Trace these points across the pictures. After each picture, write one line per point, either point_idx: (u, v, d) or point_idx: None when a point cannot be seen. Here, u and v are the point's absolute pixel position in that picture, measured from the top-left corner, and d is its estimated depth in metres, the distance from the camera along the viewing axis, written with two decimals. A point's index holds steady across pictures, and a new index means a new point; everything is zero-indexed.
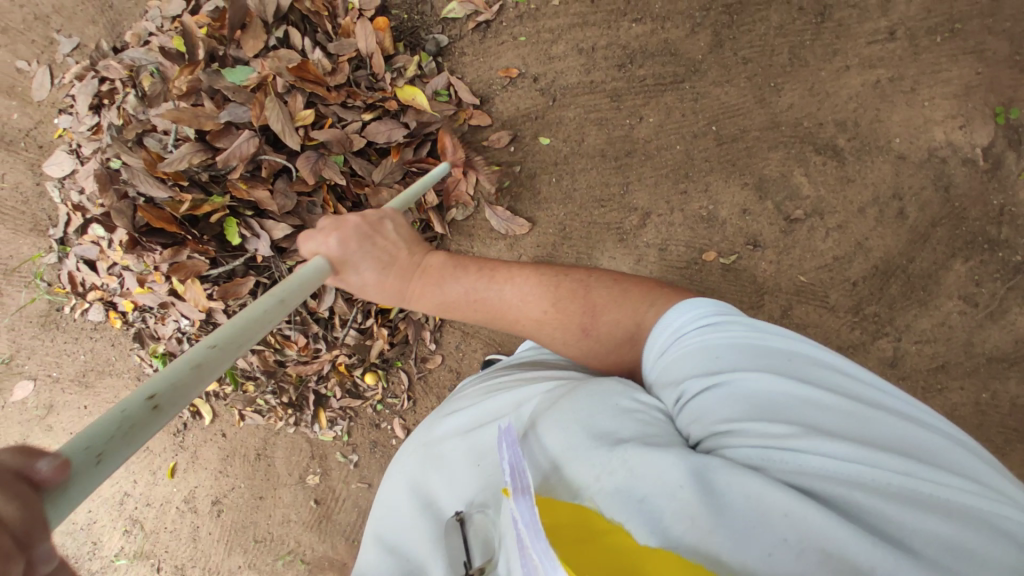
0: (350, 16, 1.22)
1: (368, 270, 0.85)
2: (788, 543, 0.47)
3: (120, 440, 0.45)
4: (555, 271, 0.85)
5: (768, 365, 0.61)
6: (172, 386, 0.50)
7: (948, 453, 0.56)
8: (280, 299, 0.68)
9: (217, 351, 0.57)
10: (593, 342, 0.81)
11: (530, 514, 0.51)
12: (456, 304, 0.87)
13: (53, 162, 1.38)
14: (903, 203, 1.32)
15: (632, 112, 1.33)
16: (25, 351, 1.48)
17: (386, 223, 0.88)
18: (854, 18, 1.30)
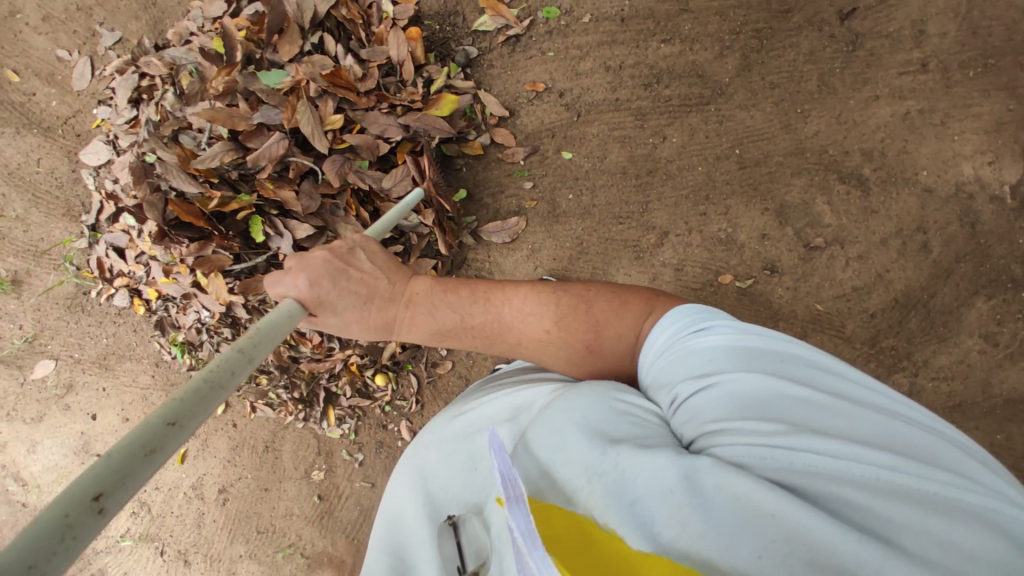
0: (384, 25, 1.26)
1: (350, 305, 0.88)
2: (777, 544, 0.49)
3: (56, 553, 0.45)
4: (552, 289, 0.88)
5: (757, 365, 0.64)
6: (117, 483, 0.50)
7: (935, 446, 0.58)
8: (243, 354, 0.69)
9: (172, 431, 0.56)
10: (597, 359, 0.83)
11: (526, 521, 0.53)
12: (451, 329, 0.91)
13: (90, 151, 1.43)
14: (927, 236, 1.30)
15: (656, 131, 1.33)
16: (49, 331, 1.53)
17: (357, 253, 0.89)
18: (886, 48, 1.29)
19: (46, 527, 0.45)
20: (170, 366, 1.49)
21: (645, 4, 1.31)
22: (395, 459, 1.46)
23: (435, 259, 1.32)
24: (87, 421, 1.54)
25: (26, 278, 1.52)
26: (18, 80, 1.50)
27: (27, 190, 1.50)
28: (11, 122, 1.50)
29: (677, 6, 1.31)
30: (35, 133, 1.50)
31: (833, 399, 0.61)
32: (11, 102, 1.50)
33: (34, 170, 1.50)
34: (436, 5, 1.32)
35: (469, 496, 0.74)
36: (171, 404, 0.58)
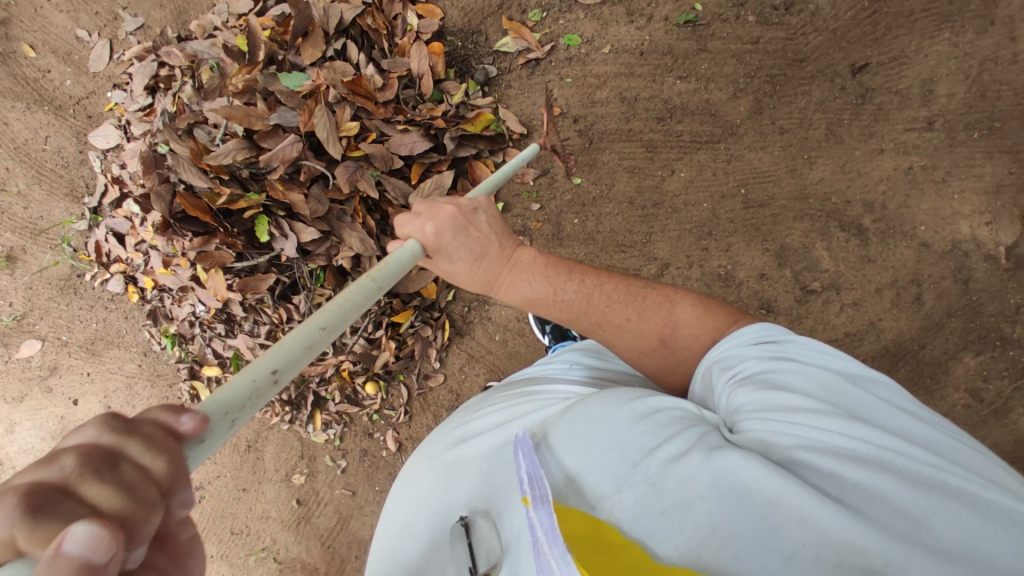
0: (407, 37, 1.29)
1: (460, 260, 0.89)
2: (806, 546, 0.50)
3: (246, 408, 0.50)
4: (643, 284, 0.89)
5: (803, 364, 0.65)
6: (289, 362, 0.55)
7: (979, 458, 0.56)
8: (375, 284, 0.73)
9: (326, 333, 0.61)
10: (668, 355, 0.83)
11: (550, 520, 0.55)
12: (542, 301, 0.90)
13: (99, 134, 1.42)
14: (921, 289, 1.32)
15: (665, 164, 1.35)
16: (39, 311, 1.51)
17: (479, 215, 0.91)
18: (894, 103, 1.32)
19: (240, 386, 0.51)
20: (159, 356, 1.47)
21: (665, 40, 1.34)
22: (377, 469, 1.45)
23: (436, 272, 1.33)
24: (68, 405, 1.51)
25: (21, 255, 1.50)
26: (34, 56, 1.49)
27: (32, 167, 1.49)
28: (23, 98, 1.49)
29: (695, 45, 1.34)
30: (45, 110, 1.49)
31: (876, 398, 0.60)
32: (25, 77, 1.50)
33: (40, 147, 1.49)
34: (460, 22, 1.34)
35: (474, 498, 0.70)
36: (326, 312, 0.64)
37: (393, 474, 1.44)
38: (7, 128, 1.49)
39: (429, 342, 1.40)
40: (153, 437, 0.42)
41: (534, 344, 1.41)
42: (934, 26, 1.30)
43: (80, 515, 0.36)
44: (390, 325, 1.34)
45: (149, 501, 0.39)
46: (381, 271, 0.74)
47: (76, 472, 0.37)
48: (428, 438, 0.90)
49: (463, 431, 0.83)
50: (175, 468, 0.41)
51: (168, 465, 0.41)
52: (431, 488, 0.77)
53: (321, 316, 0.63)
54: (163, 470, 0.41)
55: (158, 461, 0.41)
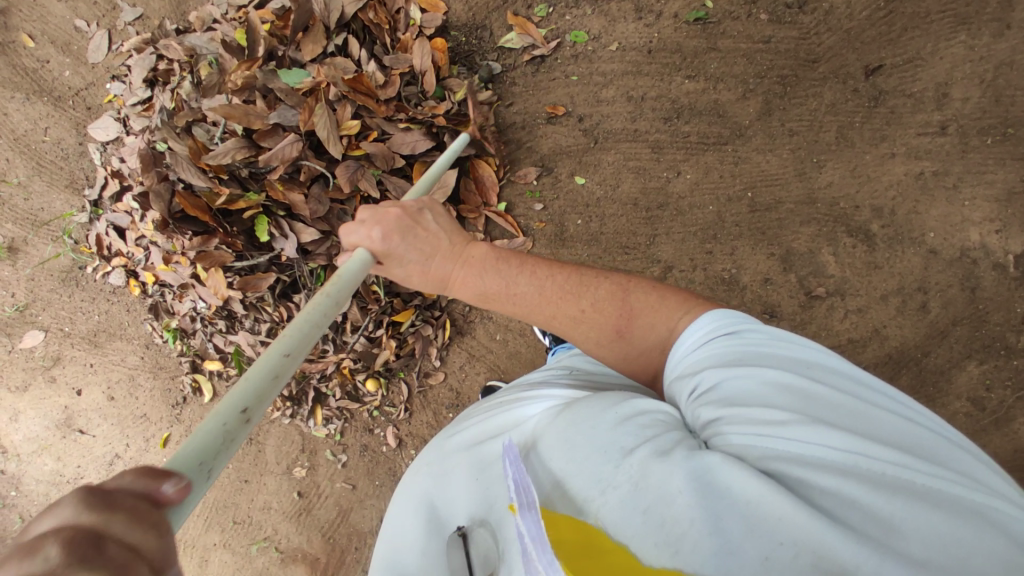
0: (410, 32, 1.26)
1: (411, 261, 0.87)
2: (785, 546, 0.48)
3: (223, 454, 0.48)
4: (596, 273, 0.87)
5: (771, 361, 0.63)
6: (257, 397, 0.54)
7: (944, 450, 0.55)
8: (332, 298, 0.71)
9: (291, 358, 0.60)
10: (626, 346, 0.82)
11: (536, 528, 0.55)
12: (495, 296, 0.89)
13: (99, 125, 1.41)
14: (927, 297, 1.31)
15: (671, 166, 1.33)
16: (42, 302, 1.51)
17: (426, 214, 0.90)
18: (907, 107, 1.29)
19: (210, 431, 0.48)
20: (161, 350, 1.48)
21: (674, 38, 1.31)
22: (378, 464, 1.46)
23: None
24: (72, 395, 1.53)
25: (22, 246, 1.50)
26: (32, 44, 1.47)
27: (32, 157, 1.48)
28: (21, 87, 1.48)
29: (706, 43, 1.31)
30: (45, 101, 1.48)
31: (845, 396, 0.59)
32: (23, 66, 1.48)
33: (40, 138, 1.48)
34: (464, 17, 1.31)
35: (472, 507, 0.70)
36: (285, 338, 0.62)
37: (393, 470, 1.46)
38: (7, 118, 1.48)
39: (429, 341, 1.40)
40: (139, 509, 0.36)
41: (535, 345, 1.41)
42: (950, 28, 1.27)
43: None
44: (391, 324, 1.34)
45: None
46: (336, 284, 0.72)
47: (62, 564, 0.31)
48: (429, 445, 0.90)
49: (459, 440, 0.83)
50: (165, 543, 0.37)
51: (159, 540, 0.36)
52: (431, 499, 0.77)
53: (282, 343, 0.61)
54: (152, 548, 0.36)
55: (149, 536, 0.36)
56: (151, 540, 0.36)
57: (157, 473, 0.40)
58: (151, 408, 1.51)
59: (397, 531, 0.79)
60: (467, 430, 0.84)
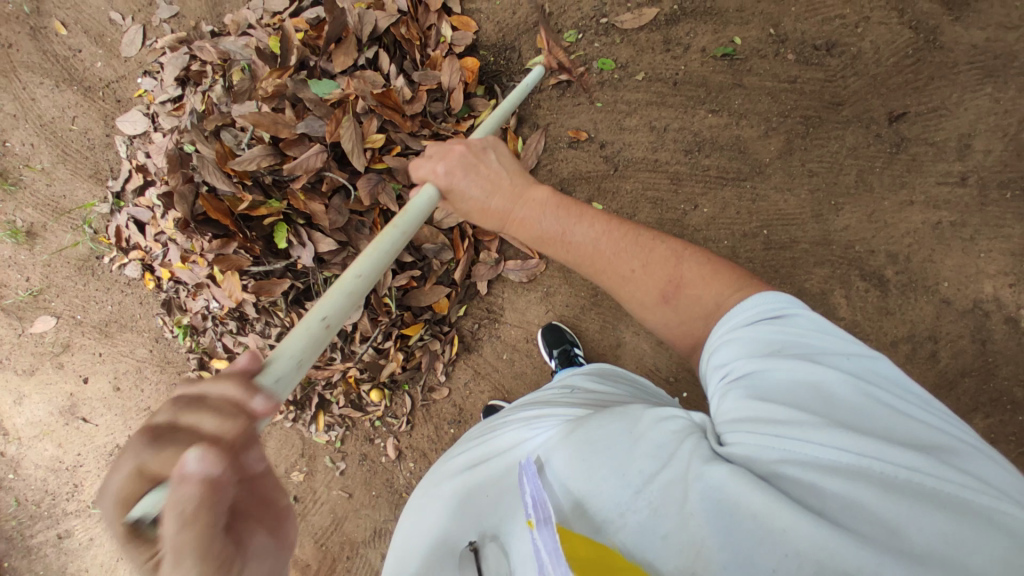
0: (440, 48, 1.29)
1: (473, 195, 0.93)
2: (788, 557, 0.49)
3: (309, 351, 0.60)
4: (651, 235, 0.84)
5: (795, 354, 0.62)
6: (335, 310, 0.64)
7: (967, 452, 0.54)
8: (400, 229, 0.78)
9: (362, 279, 0.68)
10: (669, 313, 0.79)
11: (552, 542, 0.54)
12: (553, 240, 0.89)
13: (127, 119, 1.44)
14: (937, 346, 1.31)
15: (688, 198, 1.33)
16: (56, 289, 1.53)
17: (488, 153, 0.96)
18: (929, 155, 1.29)
19: (300, 336, 0.59)
20: (170, 344, 1.49)
21: (700, 71, 1.32)
22: (375, 474, 1.46)
23: (449, 287, 1.35)
24: (78, 382, 1.54)
25: (41, 232, 1.52)
26: (66, 34, 1.50)
27: (58, 145, 1.50)
28: (51, 75, 1.50)
29: (731, 79, 1.31)
30: (74, 90, 1.50)
31: (866, 395, 0.57)
32: (55, 55, 1.50)
33: (68, 126, 1.50)
34: (495, 36, 1.33)
35: (485, 521, 0.70)
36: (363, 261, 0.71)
37: (390, 481, 1.46)
38: (36, 105, 1.50)
39: (436, 356, 1.41)
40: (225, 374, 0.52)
41: (541, 366, 1.41)
42: (977, 80, 1.27)
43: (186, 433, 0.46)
44: (399, 337, 1.34)
45: (234, 416, 0.48)
46: (404, 218, 0.79)
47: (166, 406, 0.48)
48: (437, 463, 0.89)
49: (465, 457, 0.82)
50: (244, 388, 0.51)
51: (235, 386, 0.50)
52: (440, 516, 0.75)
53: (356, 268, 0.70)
54: (233, 391, 0.50)
55: (230, 386, 0.50)
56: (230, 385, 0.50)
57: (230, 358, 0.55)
58: (155, 401, 1.52)
59: (406, 548, 0.78)
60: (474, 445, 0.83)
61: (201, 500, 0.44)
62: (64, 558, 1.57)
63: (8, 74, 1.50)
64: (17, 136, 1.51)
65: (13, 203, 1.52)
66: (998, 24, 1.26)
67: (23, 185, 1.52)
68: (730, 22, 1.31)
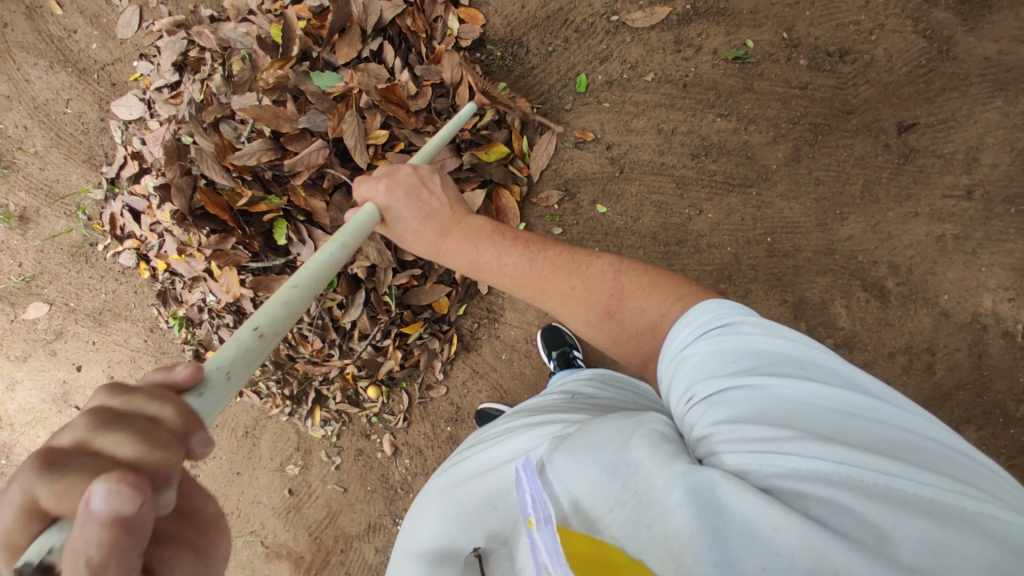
0: (446, 42, 1.27)
1: (410, 216, 0.94)
2: (779, 558, 0.49)
3: (240, 366, 0.55)
4: (587, 253, 0.91)
5: (758, 362, 0.63)
6: (271, 321, 0.60)
7: (936, 451, 0.56)
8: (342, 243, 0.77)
9: (298, 289, 0.65)
10: (614, 327, 0.84)
11: (552, 540, 0.54)
12: (486, 266, 0.94)
13: (123, 104, 1.41)
14: (934, 358, 1.31)
15: (693, 203, 1.32)
16: (49, 275, 1.50)
17: (435, 177, 0.97)
18: (936, 167, 1.28)
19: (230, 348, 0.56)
20: (164, 334, 1.48)
21: (710, 74, 1.30)
22: (371, 469, 1.46)
23: (450, 287, 1.34)
24: (71, 370, 1.52)
25: (34, 217, 1.49)
26: (61, 13, 1.46)
27: (51, 128, 1.47)
28: (45, 55, 1.46)
29: (742, 83, 1.30)
30: (69, 72, 1.46)
31: (834, 403, 0.59)
32: (50, 35, 1.46)
33: (62, 109, 1.47)
34: (502, 31, 1.32)
35: (493, 526, 0.71)
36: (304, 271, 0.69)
37: (386, 477, 1.46)
38: (30, 86, 1.47)
39: (435, 354, 1.40)
40: (159, 390, 0.47)
41: (540, 367, 1.41)
42: (988, 93, 1.26)
43: (99, 464, 0.41)
44: (398, 335, 1.33)
45: (166, 442, 0.43)
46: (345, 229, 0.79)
47: (85, 429, 0.42)
48: (438, 469, 0.89)
49: (467, 464, 0.83)
50: (185, 415, 0.46)
51: (177, 411, 0.46)
52: (447, 521, 0.76)
53: (296, 277, 0.67)
54: (170, 416, 0.45)
55: (169, 410, 0.46)
56: (164, 403, 0.46)
57: (166, 367, 0.51)
58: None
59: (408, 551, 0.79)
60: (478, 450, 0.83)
61: (105, 552, 0.37)
62: None
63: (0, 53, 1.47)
64: (9, 117, 1.47)
65: (5, 186, 1.49)
66: (1013, 36, 1.24)
67: (15, 168, 1.48)
68: (743, 24, 1.28)
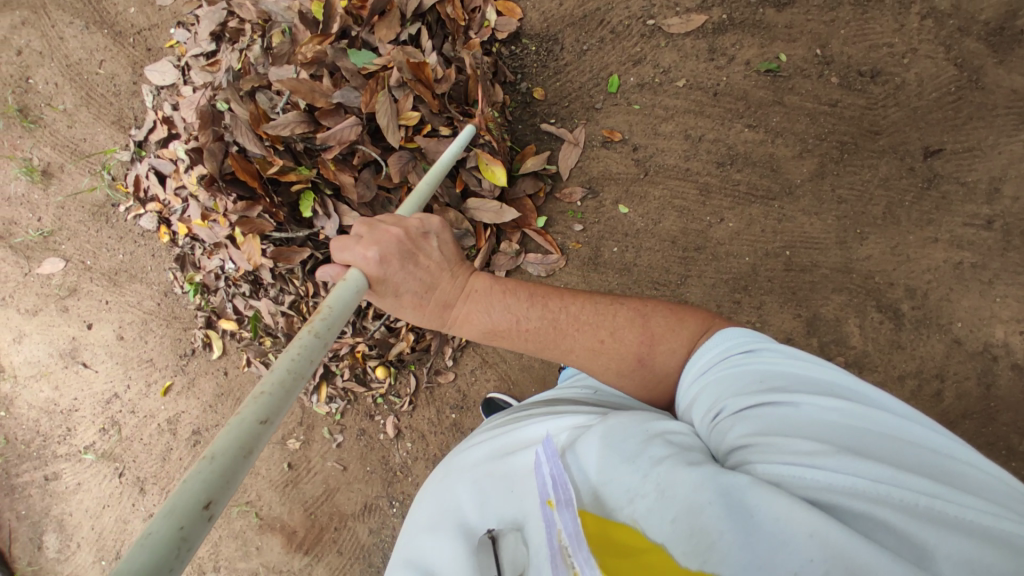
0: (482, 33, 1.29)
1: (408, 290, 0.93)
2: (813, 564, 0.51)
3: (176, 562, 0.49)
4: (610, 301, 0.94)
5: (793, 384, 0.68)
6: (221, 488, 0.54)
7: (966, 471, 0.59)
8: (319, 338, 0.73)
9: (265, 427, 0.60)
10: (646, 374, 0.89)
11: (573, 524, 0.59)
12: (503, 331, 0.96)
13: (156, 68, 1.41)
14: (943, 384, 1.31)
15: (715, 211, 1.33)
16: (67, 232, 1.51)
17: (429, 238, 0.95)
18: (958, 195, 1.29)
19: (166, 539, 0.49)
20: (178, 300, 1.48)
21: (742, 85, 1.31)
22: (372, 450, 1.47)
23: None
24: (82, 328, 1.53)
25: (57, 173, 1.51)
26: None
27: (82, 87, 1.48)
28: (82, 16, 1.48)
29: (772, 96, 1.30)
30: (104, 33, 1.48)
31: (868, 424, 0.62)
32: None
33: (94, 70, 1.48)
34: (539, 26, 1.33)
35: (508, 511, 0.70)
36: (260, 400, 0.62)
37: (386, 459, 1.47)
38: (64, 45, 1.49)
39: (445, 340, 1.41)
40: None
41: (549, 361, 1.41)
42: (1014, 125, 1.27)
43: None
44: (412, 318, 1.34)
45: None
46: (322, 322, 0.73)
47: None
48: (450, 454, 0.90)
49: (482, 447, 0.84)
50: None
51: None
52: (461, 498, 0.76)
53: (255, 411, 0.61)
54: None
55: None
56: None
57: None
58: (158, 354, 1.51)
59: (419, 526, 0.79)
60: (494, 436, 0.84)
61: None
62: (51, 499, 1.63)
63: (39, 10, 1.49)
64: (41, 73, 1.49)
65: (31, 141, 1.51)
66: None
67: (43, 123, 1.50)
68: (778, 38, 1.29)
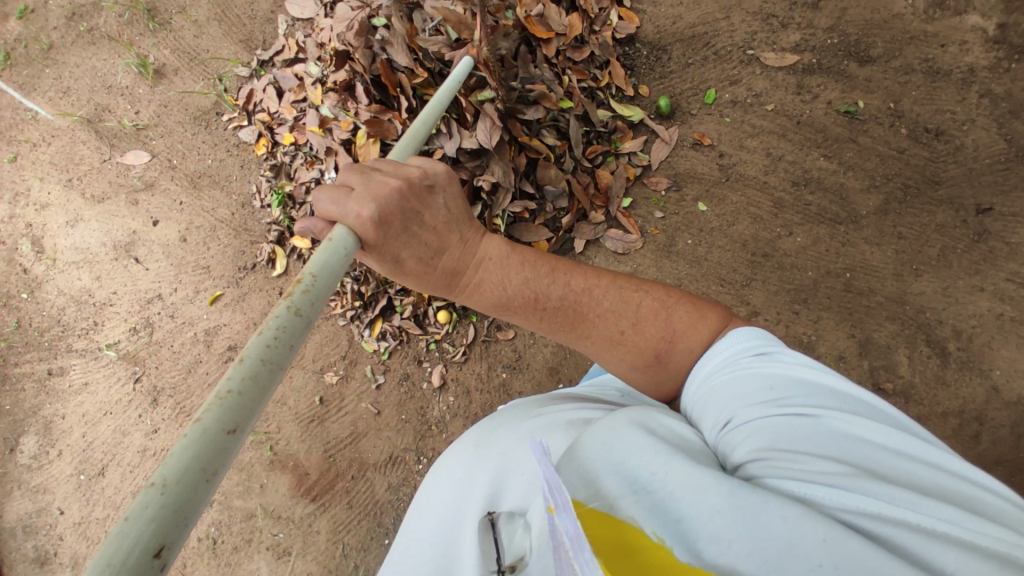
0: (604, 29, 1.45)
1: (410, 256, 0.84)
2: (823, 569, 0.47)
3: None
4: (634, 288, 0.89)
5: (805, 395, 0.65)
6: (173, 523, 0.45)
7: (986, 500, 0.56)
8: (302, 318, 0.64)
9: (232, 438, 0.51)
10: (662, 372, 0.84)
11: (574, 526, 0.49)
12: (516, 306, 0.89)
13: (298, 2, 1.52)
14: (980, 428, 1.36)
15: (785, 225, 1.43)
16: (162, 129, 1.55)
17: (433, 194, 0.85)
18: (1005, 252, 1.41)
19: None
20: (254, 213, 1.50)
21: (822, 120, 1.46)
22: (411, 398, 1.43)
23: (552, 233, 1.37)
24: (145, 223, 1.52)
25: (169, 75, 1.57)
26: None
27: (219, 6, 1.59)
28: None
29: (847, 133, 1.45)
30: None
31: (878, 443, 0.60)
32: None
33: None
34: (652, 36, 1.49)
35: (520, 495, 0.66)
36: (225, 403, 0.53)
37: (424, 410, 1.42)
38: None
39: None
40: None
41: None
42: None
43: None
44: None
45: None
46: (305, 298, 0.65)
47: None
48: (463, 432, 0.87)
49: (488, 430, 0.80)
50: None
51: None
52: (467, 476, 0.74)
53: (220, 417, 0.52)
54: None
55: None
56: None
57: None
58: (217, 262, 1.50)
59: (427, 502, 0.79)
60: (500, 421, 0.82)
61: None
62: (45, 396, 1.52)
63: None
64: None
65: (152, 40, 1.58)
66: None
67: (169, 27, 1.58)
68: (858, 87, 1.47)
